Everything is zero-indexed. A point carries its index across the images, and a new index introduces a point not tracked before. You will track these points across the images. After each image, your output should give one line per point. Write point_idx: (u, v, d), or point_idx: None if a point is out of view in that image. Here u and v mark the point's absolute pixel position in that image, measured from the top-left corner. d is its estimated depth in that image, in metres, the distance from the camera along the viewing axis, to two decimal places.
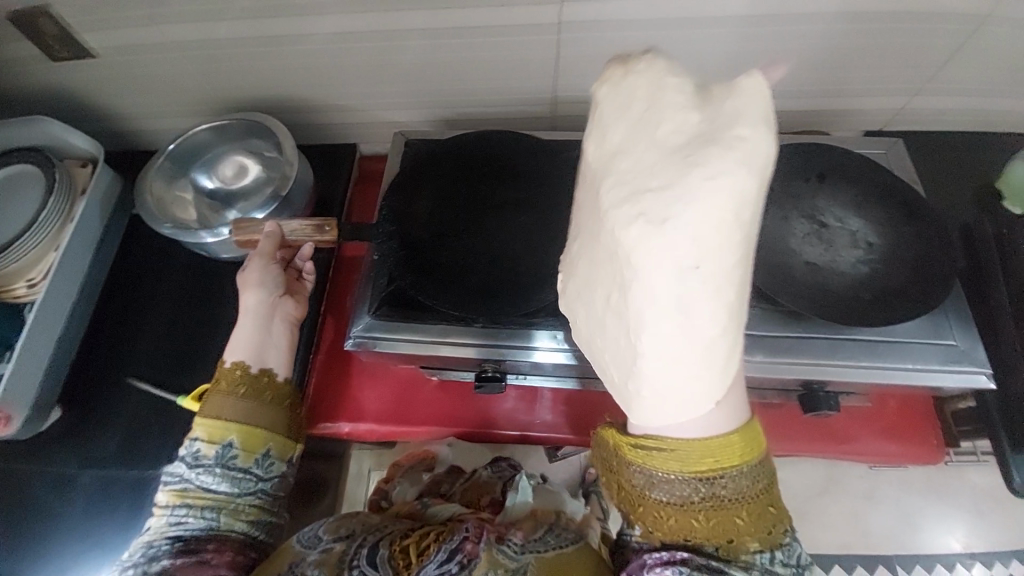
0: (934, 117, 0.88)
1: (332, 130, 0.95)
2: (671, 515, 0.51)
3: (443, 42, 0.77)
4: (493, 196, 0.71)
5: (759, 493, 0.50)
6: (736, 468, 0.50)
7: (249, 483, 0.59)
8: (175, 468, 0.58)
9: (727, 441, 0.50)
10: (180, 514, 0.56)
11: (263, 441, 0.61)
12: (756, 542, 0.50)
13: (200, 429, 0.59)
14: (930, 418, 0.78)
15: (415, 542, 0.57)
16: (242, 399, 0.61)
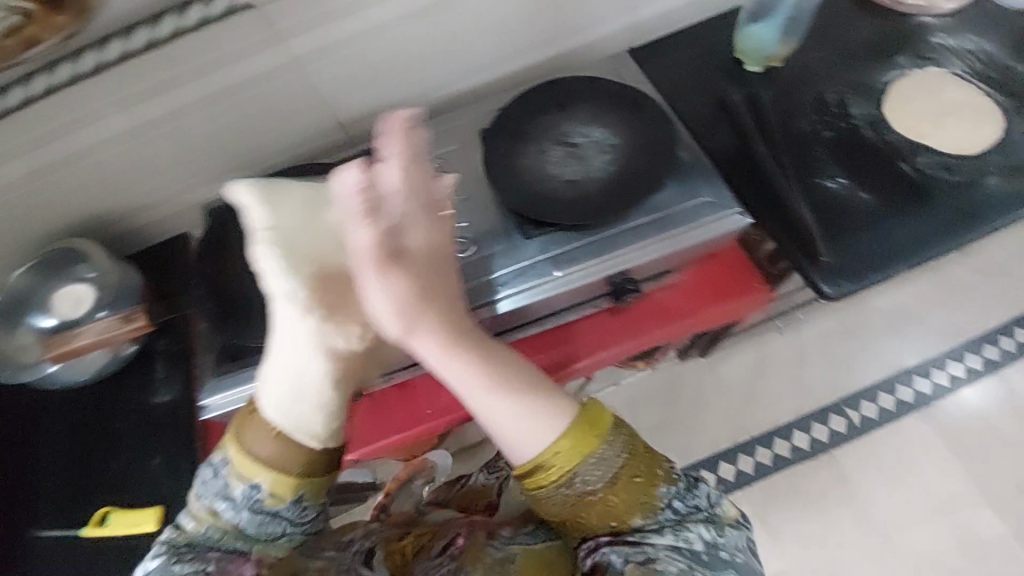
0: (662, 20, 1.00)
1: (154, 229, 0.98)
2: (579, 509, 0.54)
3: (207, 122, 0.85)
4: None
5: (623, 469, 0.53)
6: (592, 457, 0.52)
7: (278, 526, 0.52)
8: (208, 483, 0.52)
9: (580, 433, 0.52)
10: (216, 542, 0.51)
11: (293, 488, 0.51)
12: (642, 513, 0.54)
13: (258, 473, 0.50)
14: (749, 265, 0.86)
15: (411, 541, 0.59)
16: (277, 434, 0.51)
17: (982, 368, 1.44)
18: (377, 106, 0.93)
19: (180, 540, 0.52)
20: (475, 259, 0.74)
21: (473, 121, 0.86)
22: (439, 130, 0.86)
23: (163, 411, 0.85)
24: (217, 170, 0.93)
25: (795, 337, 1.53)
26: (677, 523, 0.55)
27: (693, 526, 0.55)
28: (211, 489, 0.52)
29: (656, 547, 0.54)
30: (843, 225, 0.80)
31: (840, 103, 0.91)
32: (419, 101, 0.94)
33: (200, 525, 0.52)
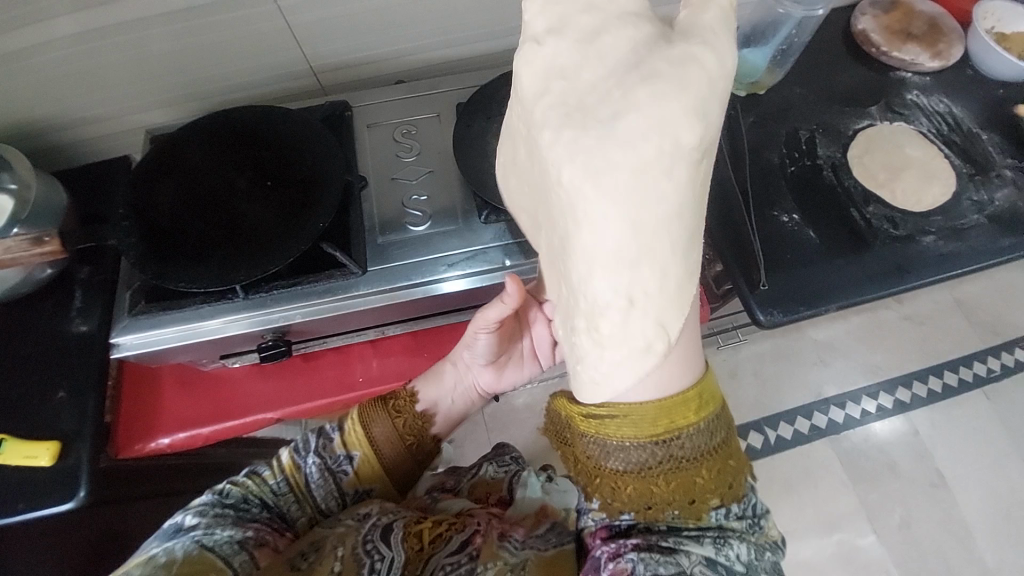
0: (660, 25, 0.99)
1: (90, 148, 0.90)
2: (645, 481, 0.50)
3: (162, 42, 0.77)
4: (240, 173, 0.72)
5: (712, 453, 0.50)
6: (686, 425, 0.49)
7: (335, 504, 0.61)
8: (312, 440, 0.61)
9: (682, 399, 0.49)
10: (271, 502, 0.58)
11: (372, 479, 0.62)
12: (708, 505, 0.50)
13: (359, 449, 0.61)
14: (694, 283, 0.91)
15: (430, 527, 0.58)
16: (399, 433, 0.63)
17: (891, 407, 1.56)
18: (355, 58, 0.88)
19: (248, 491, 0.57)
20: (427, 235, 0.72)
21: (452, 94, 0.83)
22: (414, 97, 0.83)
23: (74, 343, 0.80)
24: (169, 94, 0.85)
25: (732, 355, 1.61)
26: (720, 531, 0.51)
27: (734, 540, 0.50)
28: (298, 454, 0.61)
29: (691, 554, 0.49)
30: (789, 260, 0.84)
31: (810, 141, 0.94)
32: (399, 63, 0.90)
33: (275, 475, 0.59)
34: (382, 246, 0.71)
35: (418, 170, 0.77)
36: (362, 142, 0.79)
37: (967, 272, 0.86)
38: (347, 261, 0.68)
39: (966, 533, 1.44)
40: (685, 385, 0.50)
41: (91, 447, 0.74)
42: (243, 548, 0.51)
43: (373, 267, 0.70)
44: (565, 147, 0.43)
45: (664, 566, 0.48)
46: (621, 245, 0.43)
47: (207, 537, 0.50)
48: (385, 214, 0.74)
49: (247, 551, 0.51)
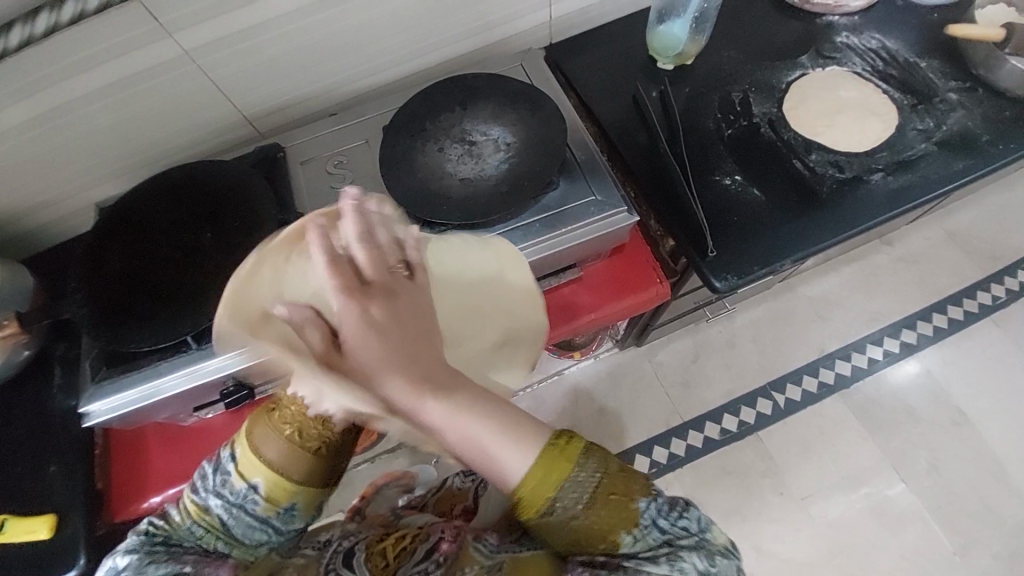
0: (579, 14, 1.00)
1: (53, 231, 0.94)
2: (561, 532, 0.48)
3: (96, 121, 0.81)
4: (181, 231, 0.74)
5: (600, 483, 0.47)
6: (566, 476, 0.46)
7: (265, 533, 0.55)
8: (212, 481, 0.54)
9: (549, 453, 0.45)
10: (197, 539, 0.54)
11: (290, 496, 0.54)
12: (627, 530, 0.48)
13: (257, 476, 0.53)
14: (650, 261, 0.90)
15: (393, 543, 0.60)
16: (292, 443, 0.53)
17: (898, 351, 1.52)
18: (283, 101, 0.91)
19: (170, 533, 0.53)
20: None
21: (378, 120, 0.85)
22: (342, 127, 0.85)
23: (60, 419, 0.83)
24: (114, 167, 0.89)
25: (726, 326, 1.59)
26: (670, 546, 0.49)
27: (685, 552, 0.48)
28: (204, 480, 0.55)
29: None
30: (736, 223, 0.84)
31: (743, 102, 0.93)
32: (327, 97, 0.93)
33: (188, 518, 0.54)
34: None
35: None
36: (297, 181, 0.82)
37: (920, 205, 0.85)
38: None
39: (998, 468, 1.39)
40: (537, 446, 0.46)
41: (83, 517, 0.77)
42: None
43: None
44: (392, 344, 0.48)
45: None
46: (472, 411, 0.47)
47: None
48: None
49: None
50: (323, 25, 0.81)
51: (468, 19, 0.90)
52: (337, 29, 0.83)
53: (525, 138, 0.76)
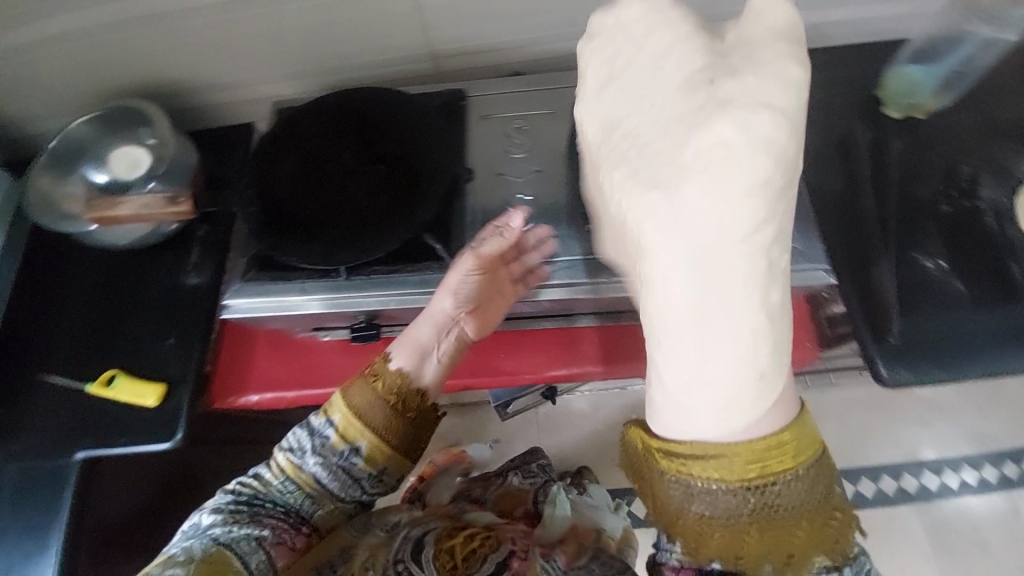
0: (802, 31, 0.90)
1: (220, 116, 0.96)
2: (739, 526, 0.45)
3: (303, 21, 0.82)
4: (355, 155, 0.73)
5: (814, 508, 0.45)
6: (791, 474, 0.44)
7: (353, 487, 0.64)
8: (306, 434, 0.64)
9: (780, 442, 0.45)
10: (291, 488, 0.63)
11: (354, 436, 0.63)
12: (822, 556, 0.45)
13: (338, 415, 0.63)
14: (805, 320, 0.82)
15: (462, 544, 0.61)
16: (390, 402, 0.64)
17: (1004, 485, 1.36)
18: (476, 46, 0.88)
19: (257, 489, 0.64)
20: (528, 236, 0.70)
21: (568, 92, 0.80)
22: (532, 90, 0.81)
23: (188, 294, 0.86)
24: (299, 68, 0.89)
25: (818, 397, 1.46)
26: None
27: None
28: (304, 442, 0.64)
29: None
30: (928, 312, 0.73)
31: (973, 179, 0.81)
32: (518, 53, 0.89)
33: (280, 473, 0.64)
34: (483, 242, 0.70)
35: (527, 167, 0.75)
36: (473, 133, 0.78)
37: None
38: (448, 254, 0.68)
39: None
40: (778, 429, 0.45)
41: (191, 395, 0.80)
42: (257, 545, 0.57)
43: (469, 264, 0.69)
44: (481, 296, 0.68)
45: None
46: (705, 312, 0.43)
47: (223, 534, 0.56)
48: (489, 209, 0.72)
49: (259, 548, 0.57)
50: None
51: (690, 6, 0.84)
52: None
53: None
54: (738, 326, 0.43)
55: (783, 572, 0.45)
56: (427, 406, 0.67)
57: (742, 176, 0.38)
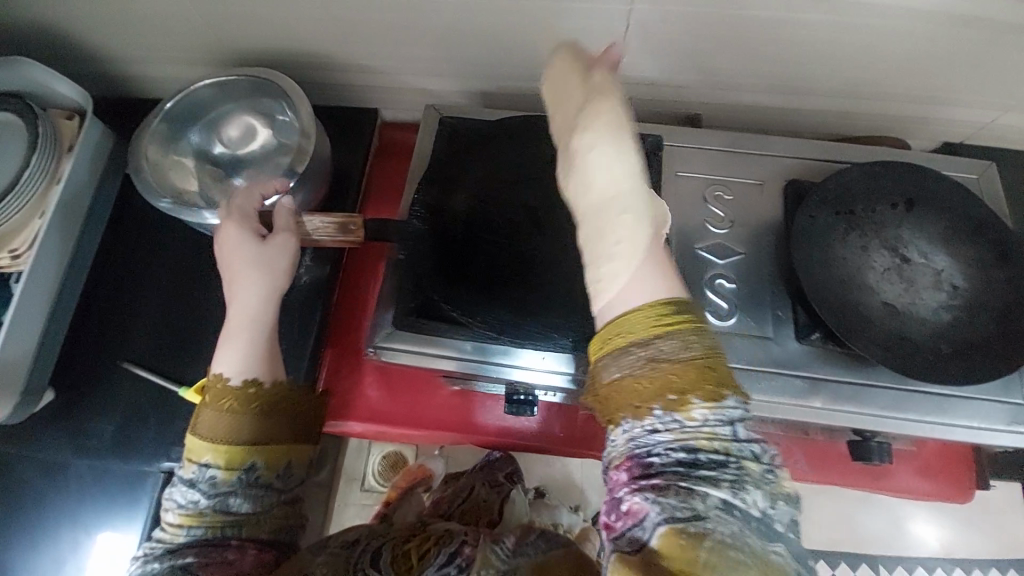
0: (1000, 130, 0.84)
1: (353, 93, 0.86)
2: (658, 376, 0.38)
3: (493, 20, 0.69)
4: (539, 199, 0.64)
5: (690, 365, 0.38)
6: (672, 335, 0.39)
7: (262, 495, 0.50)
8: (181, 489, 0.49)
9: (656, 311, 0.40)
10: (197, 536, 0.47)
11: (243, 457, 0.49)
12: (708, 405, 0.37)
13: (211, 454, 0.49)
14: (965, 462, 0.77)
15: (417, 545, 0.50)
16: (219, 411, 0.50)
17: None
18: (668, 79, 0.77)
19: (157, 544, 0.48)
20: (726, 332, 0.62)
21: (777, 161, 0.70)
22: (737, 151, 0.70)
23: (300, 297, 0.77)
24: (461, 66, 0.78)
25: None
26: (738, 466, 0.36)
27: (750, 482, 0.35)
28: (187, 490, 0.48)
29: (708, 497, 0.34)
30: None
31: None
32: (706, 92, 0.79)
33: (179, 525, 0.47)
34: None
35: (727, 247, 0.66)
36: (665, 193, 0.68)
37: None
38: None
39: None
40: (648, 304, 0.41)
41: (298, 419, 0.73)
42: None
43: None
44: (262, 259, 0.58)
45: (679, 513, 0.34)
46: (620, 247, 0.42)
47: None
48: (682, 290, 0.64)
49: None
50: (791, 30, 0.67)
51: (923, 81, 0.75)
52: (798, 39, 0.69)
53: (986, 297, 0.60)
54: (618, 241, 0.43)
55: (700, 441, 0.36)
56: (276, 392, 0.53)
57: (606, 125, 0.47)
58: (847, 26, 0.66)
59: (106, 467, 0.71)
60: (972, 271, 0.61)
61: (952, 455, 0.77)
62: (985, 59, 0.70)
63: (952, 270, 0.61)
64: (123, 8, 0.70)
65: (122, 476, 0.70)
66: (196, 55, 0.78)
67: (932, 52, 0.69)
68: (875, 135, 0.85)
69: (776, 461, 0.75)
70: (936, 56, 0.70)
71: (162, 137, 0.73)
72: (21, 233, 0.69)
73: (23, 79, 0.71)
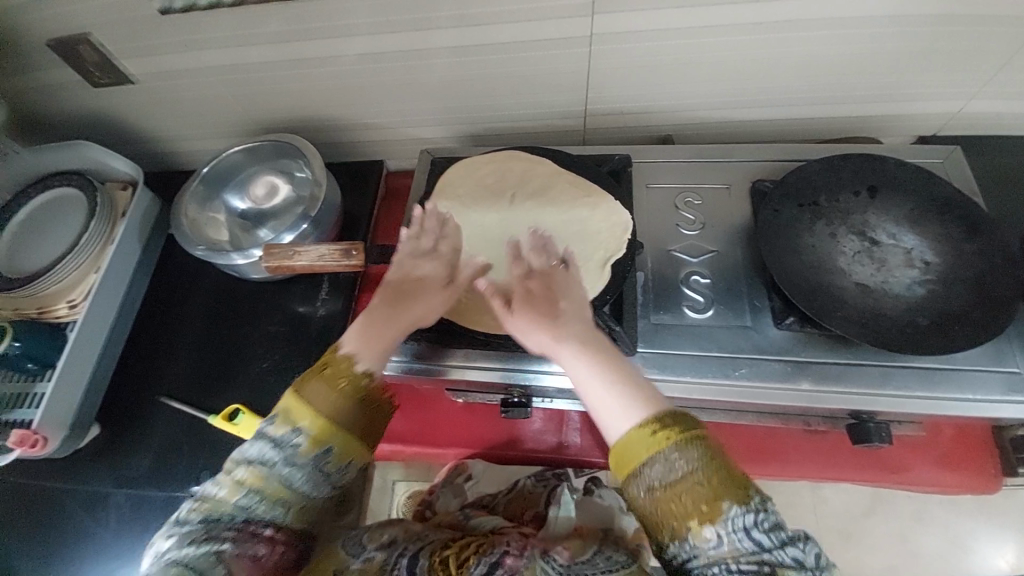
0: (968, 120, 0.86)
1: (359, 147, 0.98)
2: (659, 504, 0.48)
3: (472, 73, 0.80)
4: (521, 219, 0.71)
5: (715, 460, 0.49)
6: (673, 446, 0.48)
7: (321, 482, 0.53)
8: (264, 445, 0.52)
9: (657, 420, 0.50)
10: (256, 502, 0.51)
11: (330, 436, 0.53)
12: (738, 499, 0.47)
13: (307, 421, 0.52)
14: (987, 449, 0.74)
15: (456, 553, 0.54)
16: (331, 386, 0.54)
17: None
18: (634, 107, 0.85)
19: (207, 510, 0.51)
20: (707, 325, 0.65)
21: (741, 166, 0.75)
22: (703, 161, 0.76)
23: (317, 326, 0.84)
24: (450, 114, 0.88)
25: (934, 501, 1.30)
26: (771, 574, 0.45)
27: None
28: (269, 452, 0.52)
29: None
30: None
31: None
32: (671, 115, 0.86)
33: (246, 483, 0.51)
34: (654, 327, 0.65)
35: (701, 246, 0.70)
36: (638, 203, 0.74)
37: None
38: (625, 338, 0.63)
39: None
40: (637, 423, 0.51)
41: None
42: (216, 566, 0.48)
43: (644, 350, 0.64)
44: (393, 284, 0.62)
45: None
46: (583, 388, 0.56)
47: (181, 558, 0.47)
48: (660, 289, 0.68)
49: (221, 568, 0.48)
50: (736, 52, 0.75)
51: (874, 83, 0.80)
52: (745, 58, 0.76)
53: (960, 269, 0.61)
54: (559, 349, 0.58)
55: (725, 560, 0.46)
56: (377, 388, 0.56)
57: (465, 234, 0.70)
58: (787, 42, 0.73)
59: (142, 497, 0.77)
60: (943, 245, 0.63)
61: (970, 441, 0.74)
62: (928, 56, 0.75)
63: (921, 247, 0.64)
64: (171, 96, 0.85)
65: (155, 504, 0.76)
66: (227, 129, 0.92)
67: (873, 56, 0.75)
68: (845, 136, 0.89)
69: (785, 456, 0.75)
70: (879, 60, 0.76)
71: (200, 197, 0.85)
72: (80, 286, 0.80)
73: (91, 160, 0.86)
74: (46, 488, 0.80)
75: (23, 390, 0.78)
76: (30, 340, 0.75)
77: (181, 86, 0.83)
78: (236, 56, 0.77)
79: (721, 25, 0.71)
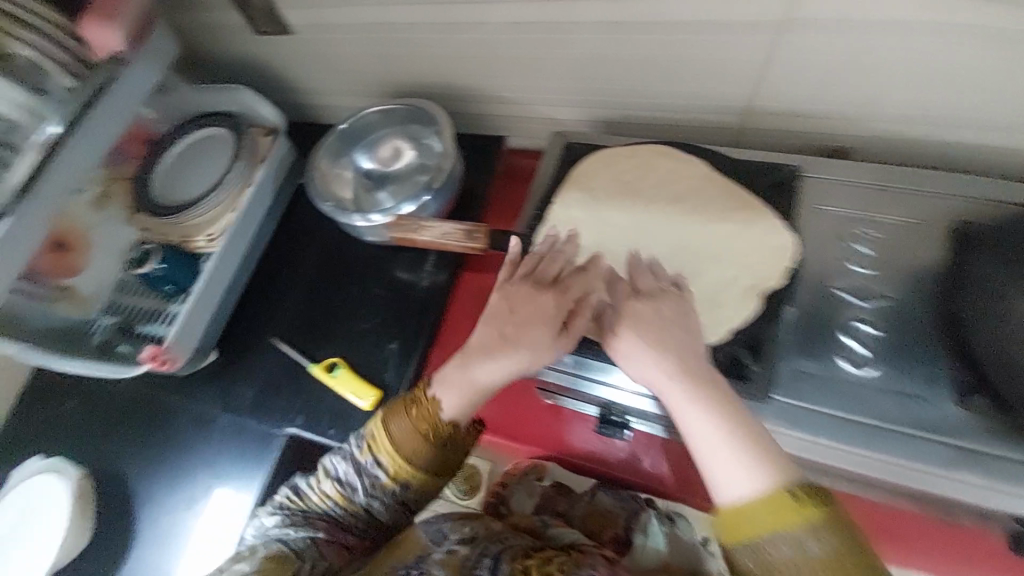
0: None
1: (486, 121, 0.94)
2: None
3: (628, 54, 0.72)
4: (661, 223, 0.63)
5: (857, 552, 0.41)
6: (807, 527, 0.41)
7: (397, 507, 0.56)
8: (350, 465, 0.56)
9: (789, 492, 0.42)
10: (338, 510, 0.56)
11: (406, 478, 0.55)
12: None
13: (386, 458, 0.55)
14: None
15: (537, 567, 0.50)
16: (415, 429, 0.54)
17: None
18: (808, 111, 0.73)
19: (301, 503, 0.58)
20: (866, 385, 0.54)
21: (943, 199, 0.61)
22: (894, 186, 0.63)
23: (420, 296, 0.84)
24: (591, 97, 0.81)
25: None
26: None
27: None
28: (351, 473, 0.56)
29: None
30: None
31: None
32: (853, 126, 0.73)
33: (331, 497, 0.57)
34: (802, 374, 0.56)
35: (875, 288, 0.58)
36: (801, 225, 0.63)
37: None
38: (763, 380, 0.54)
39: None
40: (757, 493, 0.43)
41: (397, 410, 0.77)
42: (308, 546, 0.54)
43: (785, 398, 0.55)
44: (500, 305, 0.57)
45: None
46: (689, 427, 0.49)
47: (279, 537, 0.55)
48: (816, 329, 0.58)
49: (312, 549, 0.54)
50: (968, 58, 0.60)
51: None
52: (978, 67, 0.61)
53: None
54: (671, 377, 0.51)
55: None
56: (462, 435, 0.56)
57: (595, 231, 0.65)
58: None
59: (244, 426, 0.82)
60: None
61: None
62: None
63: None
64: (321, 50, 0.86)
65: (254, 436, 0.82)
66: (365, 87, 0.93)
67: None
68: None
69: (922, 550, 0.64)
70: None
71: (332, 152, 0.87)
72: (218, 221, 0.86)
73: (242, 103, 0.91)
74: (167, 398, 0.88)
75: (161, 306, 0.86)
76: (172, 264, 0.82)
77: (332, 40, 0.84)
78: (389, 14, 0.76)
79: (959, 22, 0.57)
